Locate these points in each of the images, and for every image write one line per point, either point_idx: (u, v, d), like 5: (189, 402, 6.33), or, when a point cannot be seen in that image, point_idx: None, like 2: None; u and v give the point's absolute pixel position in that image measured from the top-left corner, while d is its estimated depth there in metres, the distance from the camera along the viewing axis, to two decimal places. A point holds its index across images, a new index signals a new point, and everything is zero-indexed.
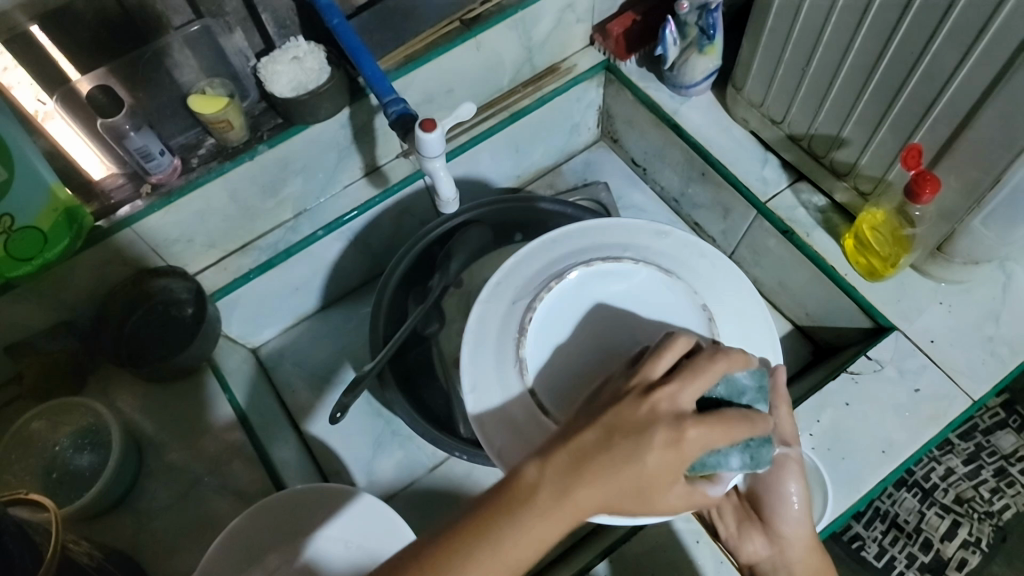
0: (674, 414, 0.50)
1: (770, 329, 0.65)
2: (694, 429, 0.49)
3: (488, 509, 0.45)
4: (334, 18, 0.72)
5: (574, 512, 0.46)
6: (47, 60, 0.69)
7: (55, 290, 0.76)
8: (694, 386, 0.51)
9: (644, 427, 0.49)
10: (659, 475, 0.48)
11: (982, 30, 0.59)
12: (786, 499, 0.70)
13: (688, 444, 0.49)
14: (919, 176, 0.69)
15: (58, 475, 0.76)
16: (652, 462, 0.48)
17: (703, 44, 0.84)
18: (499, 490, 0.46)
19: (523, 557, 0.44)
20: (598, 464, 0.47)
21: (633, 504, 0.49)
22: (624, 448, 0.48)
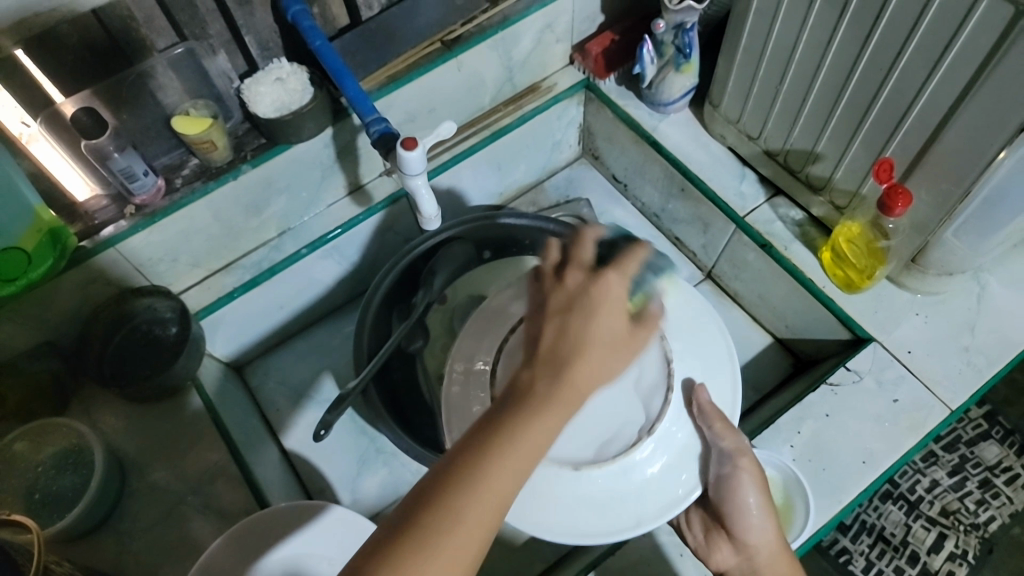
0: (587, 271, 0.52)
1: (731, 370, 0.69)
2: (611, 272, 0.52)
3: (498, 421, 0.45)
4: (316, 40, 0.72)
5: (571, 389, 0.46)
6: (32, 86, 0.70)
7: (38, 310, 0.77)
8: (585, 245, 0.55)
9: (578, 293, 0.50)
10: (620, 323, 0.50)
11: (948, 46, 0.61)
12: (745, 509, 0.68)
13: (613, 284, 0.51)
14: (892, 190, 0.70)
15: (41, 496, 0.75)
16: (603, 313, 0.49)
17: (679, 63, 0.86)
18: (502, 406, 0.46)
19: (537, 442, 0.44)
20: (568, 340, 0.48)
21: (616, 362, 0.50)
22: (574, 317, 0.49)
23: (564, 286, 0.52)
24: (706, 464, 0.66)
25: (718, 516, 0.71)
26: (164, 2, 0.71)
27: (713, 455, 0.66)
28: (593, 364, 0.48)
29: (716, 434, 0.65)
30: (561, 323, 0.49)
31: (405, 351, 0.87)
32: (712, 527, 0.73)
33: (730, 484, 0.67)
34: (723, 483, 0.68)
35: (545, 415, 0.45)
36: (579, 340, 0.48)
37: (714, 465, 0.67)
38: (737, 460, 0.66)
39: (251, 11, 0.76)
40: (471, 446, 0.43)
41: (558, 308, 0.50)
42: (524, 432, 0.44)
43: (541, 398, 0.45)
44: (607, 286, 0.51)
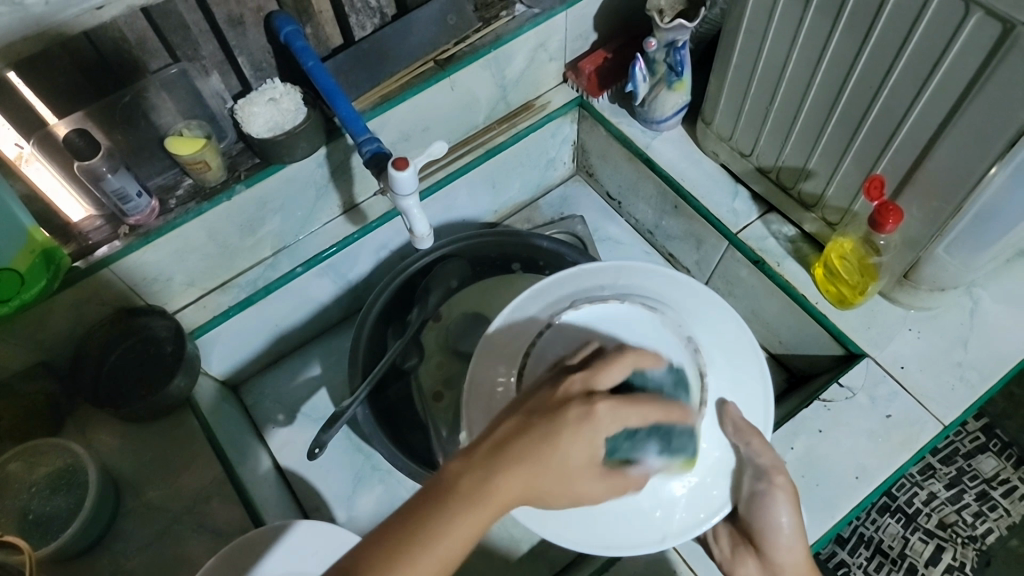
0: (585, 389, 0.52)
1: (764, 387, 0.65)
2: (605, 404, 0.50)
3: (421, 507, 0.46)
4: (308, 60, 0.73)
5: (502, 499, 0.47)
6: (24, 107, 0.70)
7: (31, 331, 0.77)
8: (615, 368, 0.54)
9: (559, 408, 0.50)
10: (581, 464, 0.50)
11: (937, 64, 0.61)
12: (777, 529, 0.66)
13: (604, 417, 0.50)
14: (882, 207, 0.71)
15: (34, 517, 0.74)
16: (571, 442, 0.49)
17: (671, 80, 0.86)
18: (430, 489, 0.47)
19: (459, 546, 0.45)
20: (521, 445, 0.48)
21: (560, 489, 0.50)
22: (537, 431, 0.49)
23: (555, 395, 0.51)
24: (737, 480, 0.63)
25: (748, 533, 0.68)
26: (156, 25, 0.71)
27: (747, 470, 0.63)
28: (537, 482, 0.48)
29: (754, 451, 0.62)
30: (522, 423, 0.50)
31: (399, 369, 0.87)
32: (740, 541, 0.69)
33: (762, 503, 0.65)
34: (756, 502, 0.65)
35: (471, 519, 0.45)
36: (538, 458, 0.48)
37: (748, 479, 0.63)
38: (773, 477, 0.64)
39: (243, 32, 0.77)
40: (407, 522, 0.46)
41: (525, 421, 0.50)
42: (447, 533, 0.45)
43: (468, 497, 0.46)
44: (597, 423, 0.50)
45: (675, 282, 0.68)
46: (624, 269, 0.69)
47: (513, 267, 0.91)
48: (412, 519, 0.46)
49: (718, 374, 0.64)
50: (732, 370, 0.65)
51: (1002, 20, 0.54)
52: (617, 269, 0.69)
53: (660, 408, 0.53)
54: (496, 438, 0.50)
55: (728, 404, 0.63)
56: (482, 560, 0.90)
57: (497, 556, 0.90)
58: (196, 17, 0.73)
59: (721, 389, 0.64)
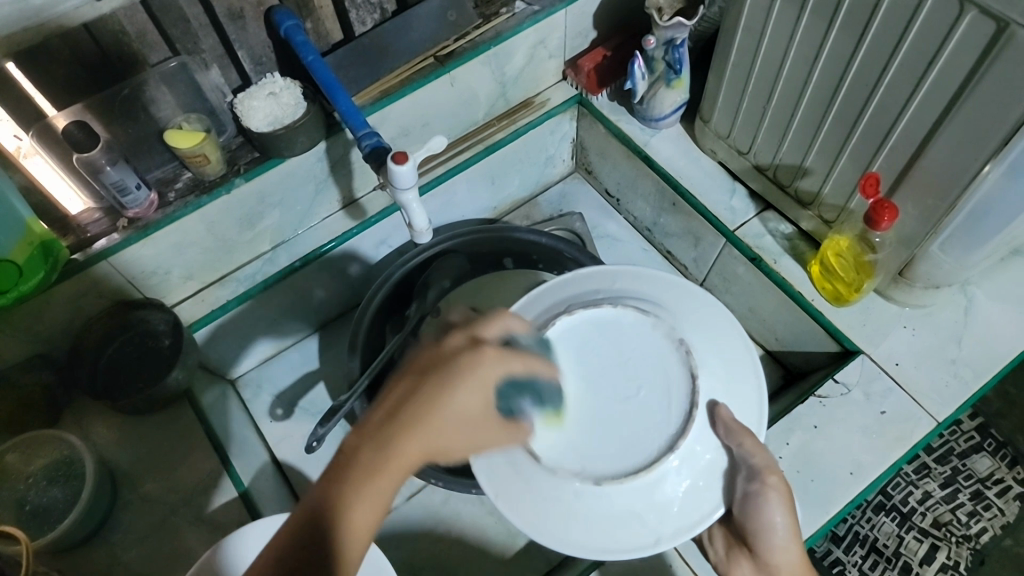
0: (469, 340, 0.53)
1: (756, 386, 0.64)
2: (490, 352, 0.52)
3: (323, 493, 0.47)
4: (308, 55, 0.73)
5: (399, 463, 0.48)
6: (23, 98, 0.70)
7: (29, 323, 0.77)
8: (495, 321, 0.56)
9: (450, 358, 0.51)
10: (473, 409, 0.51)
11: (932, 63, 0.62)
12: (771, 529, 0.65)
13: (488, 361, 0.51)
14: (877, 204, 0.71)
15: (31, 509, 0.74)
16: (473, 390, 0.50)
17: (670, 78, 0.87)
18: (333, 468, 0.48)
19: (363, 519, 0.47)
20: (410, 408, 0.49)
21: (466, 435, 0.51)
22: (434, 389, 0.50)
23: (441, 351, 0.52)
24: (731, 481, 0.62)
25: (741, 534, 0.69)
26: (157, 18, 0.72)
27: (740, 471, 0.62)
28: (438, 444, 0.49)
29: (746, 451, 0.60)
30: (415, 382, 0.51)
31: (398, 363, 0.85)
32: (734, 542, 0.71)
33: (756, 502, 0.64)
34: (749, 505, 0.64)
35: (371, 491, 0.47)
36: (425, 415, 0.49)
37: (741, 482, 0.62)
38: (766, 478, 0.62)
39: (243, 26, 0.77)
40: (319, 504, 0.46)
41: (422, 369, 0.51)
42: (352, 506, 0.46)
43: (367, 470, 0.47)
44: (485, 366, 0.51)
45: (675, 286, 0.68)
46: (621, 273, 0.69)
47: (507, 262, 0.92)
48: (326, 499, 0.47)
49: (710, 375, 0.64)
50: (725, 373, 0.64)
51: (995, 20, 0.55)
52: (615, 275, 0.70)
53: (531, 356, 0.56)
54: (390, 405, 0.50)
55: (720, 406, 0.62)
56: (480, 555, 0.91)
57: (495, 551, 0.91)
58: (197, 11, 0.73)
59: (713, 392, 0.63)
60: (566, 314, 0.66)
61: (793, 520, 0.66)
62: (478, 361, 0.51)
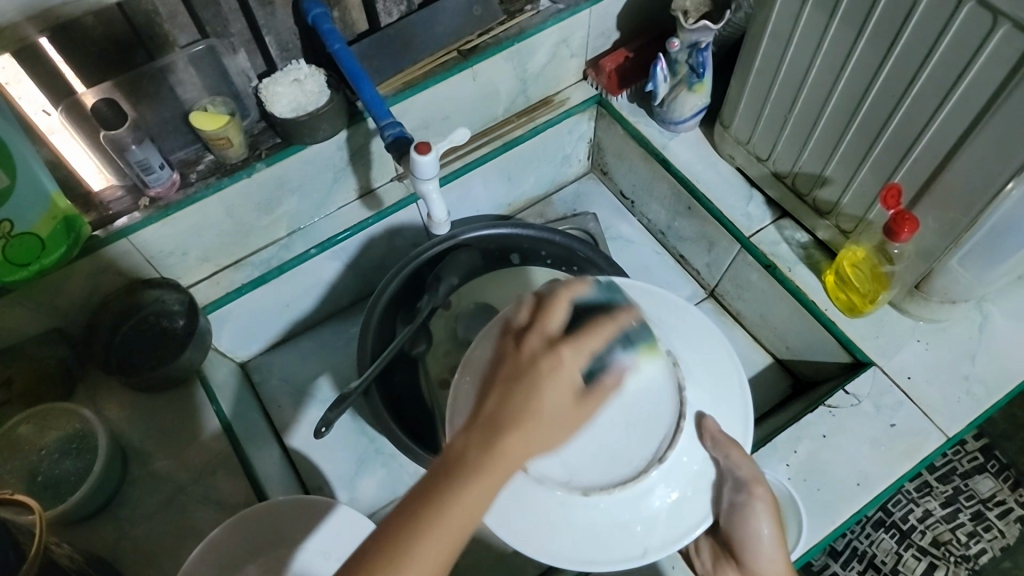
0: (545, 339, 0.53)
1: (741, 398, 0.65)
2: (567, 347, 0.52)
3: (426, 495, 0.45)
4: (334, 44, 0.74)
5: (504, 464, 0.47)
6: (55, 73, 0.71)
7: (49, 297, 0.78)
8: (558, 309, 0.55)
9: (529, 364, 0.51)
10: (565, 409, 0.51)
11: (961, 75, 0.62)
12: (757, 539, 0.67)
13: (567, 360, 0.52)
14: (898, 216, 0.71)
15: (42, 479, 0.76)
16: (554, 379, 0.50)
17: (692, 81, 0.87)
18: (436, 471, 0.46)
19: (470, 511, 0.44)
20: (506, 413, 0.49)
21: (561, 431, 0.50)
22: (521, 383, 0.50)
23: (516, 356, 0.52)
24: (718, 492, 0.63)
25: (727, 544, 0.71)
26: (189, 0, 0.73)
27: (728, 482, 0.63)
28: (534, 438, 0.49)
29: (733, 464, 0.60)
30: (502, 393, 0.50)
31: (408, 356, 0.88)
32: (720, 553, 0.72)
33: (743, 513, 0.66)
34: (738, 513, 0.66)
35: (480, 486, 0.45)
36: (516, 416, 0.48)
37: (728, 491, 0.63)
38: (753, 488, 0.63)
39: (273, 12, 0.78)
40: (416, 507, 0.44)
41: (507, 377, 0.51)
42: (457, 503, 0.44)
43: (472, 470, 0.46)
44: (564, 361, 0.51)
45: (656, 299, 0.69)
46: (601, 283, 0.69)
47: (513, 257, 0.93)
48: (427, 496, 0.45)
49: (698, 385, 0.63)
50: (711, 384, 0.64)
51: None
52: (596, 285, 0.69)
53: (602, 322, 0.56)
54: (488, 408, 0.50)
55: (707, 417, 0.61)
56: (479, 548, 0.91)
57: (493, 546, 0.91)
58: None
59: (700, 402, 0.62)
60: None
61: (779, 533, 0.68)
62: (558, 357, 0.51)
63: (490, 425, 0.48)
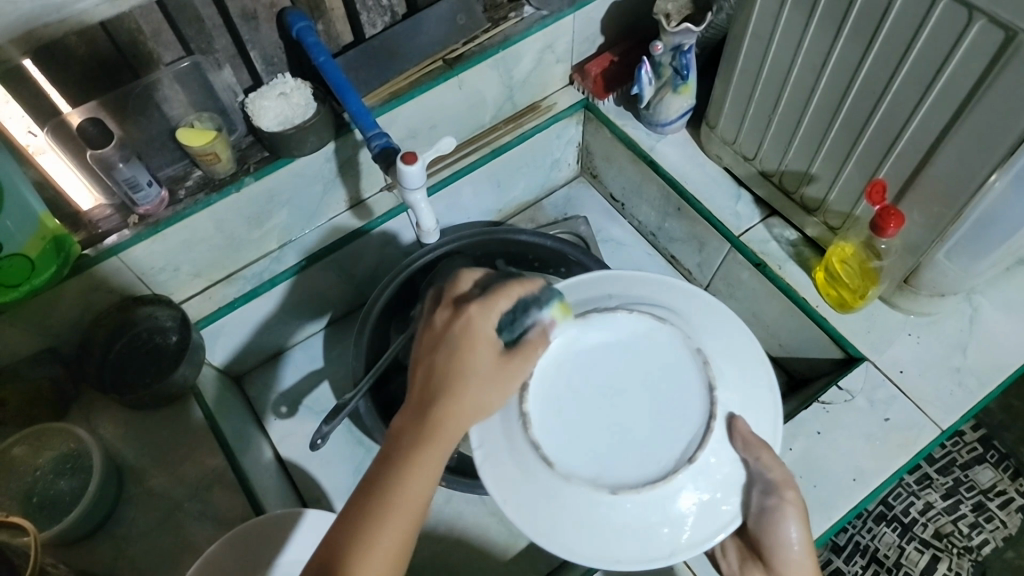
0: (453, 308, 0.59)
1: (770, 390, 0.64)
2: (474, 307, 0.58)
3: (376, 476, 0.52)
4: (319, 56, 0.74)
5: (441, 431, 0.53)
6: (39, 94, 0.71)
7: (40, 317, 0.78)
8: (462, 280, 0.62)
9: (445, 331, 0.57)
10: (493, 370, 0.57)
11: (939, 71, 0.62)
12: (786, 545, 0.65)
13: (477, 320, 0.57)
14: (884, 211, 0.71)
15: (38, 500, 0.75)
16: (472, 343, 0.56)
17: (677, 84, 0.87)
18: (383, 454, 0.54)
19: (414, 493, 0.51)
20: (435, 385, 0.55)
21: (494, 389, 0.57)
22: (443, 351, 0.56)
23: (432, 328, 0.58)
24: (747, 495, 0.61)
25: (755, 547, 0.68)
26: (171, 18, 0.73)
27: (757, 485, 0.61)
28: (465, 407, 0.55)
29: (763, 466, 0.60)
30: (429, 365, 0.56)
31: (403, 364, 0.87)
32: (747, 557, 0.69)
33: (773, 517, 0.63)
34: (765, 518, 0.63)
35: (428, 453, 0.52)
36: (449, 384, 0.55)
37: (757, 495, 0.62)
38: (783, 491, 0.61)
39: (256, 27, 0.78)
40: (367, 491, 0.51)
41: (430, 349, 0.57)
42: (400, 486, 0.51)
43: (416, 442, 0.53)
44: (474, 321, 0.57)
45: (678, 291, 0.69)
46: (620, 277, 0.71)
47: (499, 262, 0.92)
48: (372, 488, 0.51)
49: (725, 383, 0.64)
50: (740, 383, 0.64)
51: (1003, 29, 0.55)
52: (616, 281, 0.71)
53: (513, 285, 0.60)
54: (416, 388, 0.56)
55: (737, 418, 0.62)
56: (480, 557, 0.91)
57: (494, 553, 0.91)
58: (211, 11, 0.74)
59: (729, 403, 0.63)
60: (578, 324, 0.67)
61: (807, 539, 0.66)
62: (465, 321, 0.57)
63: (422, 406, 0.55)
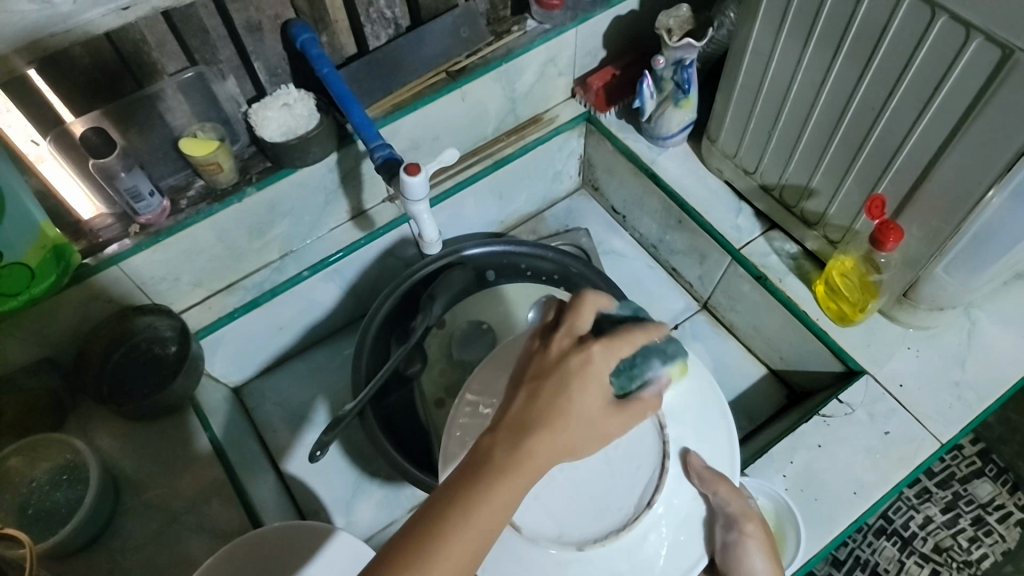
0: (575, 340, 0.54)
1: (728, 428, 0.66)
2: (598, 345, 0.52)
3: (455, 490, 0.46)
4: (323, 68, 0.74)
5: (535, 463, 0.48)
6: (43, 105, 0.71)
7: (38, 326, 0.77)
8: (584, 309, 0.56)
9: (558, 364, 0.52)
10: (593, 417, 0.51)
11: (936, 88, 0.63)
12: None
13: (597, 359, 0.52)
14: (883, 225, 0.72)
15: (33, 511, 0.74)
16: (586, 383, 0.51)
17: (679, 98, 0.88)
18: (469, 469, 0.48)
19: (497, 515, 0.46)
20: (538, 410, 0.50)
21: (592, 438, 0.51)
22: (552, 381, 0.51)
23: (544, 356, 0.53)
24: (711, 529, 0.64)
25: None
26: (176, 28, 0.73)
27: (719, 519, 0.64)
28: (562, 442, 0.49)
29: (722, 499, 0.62)
30: (533, 390, 0.51)
31: (403, 375, 0.88)
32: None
33: (736, 554, 0.67)
34: (730, 550, 0.67)
35: (518, 484, 0.46)
36: (552, 415, 0.49)
37: (721, 530, 0.65)
38: (744, 525, 0.65)
39: (261, 38, 0.78)
40: (444, 505, 0.45)
41: (536, 375, 0.52)
42: (487, 504, 0.45)
43: (505, 469, 0.47)
44: (594, 361, 0.52)
45: None
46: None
47: (489, 275, 0.92)
48: (453, 499, 0.46)
49: (680, 423, 0.64)
50: (695, 422, 0.65)
51: (1000, 46, 0.56)
52: None
53: (636, 329, 0.55)
54: (515, 409, 0.50)
55: (692, 453, 0.63)
56: None
57: None
58: (215, 22, 0.75)
59: (684, 438, 0.64)
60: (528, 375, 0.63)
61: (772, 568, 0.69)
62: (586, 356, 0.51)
63: (518, 431, 0.49)
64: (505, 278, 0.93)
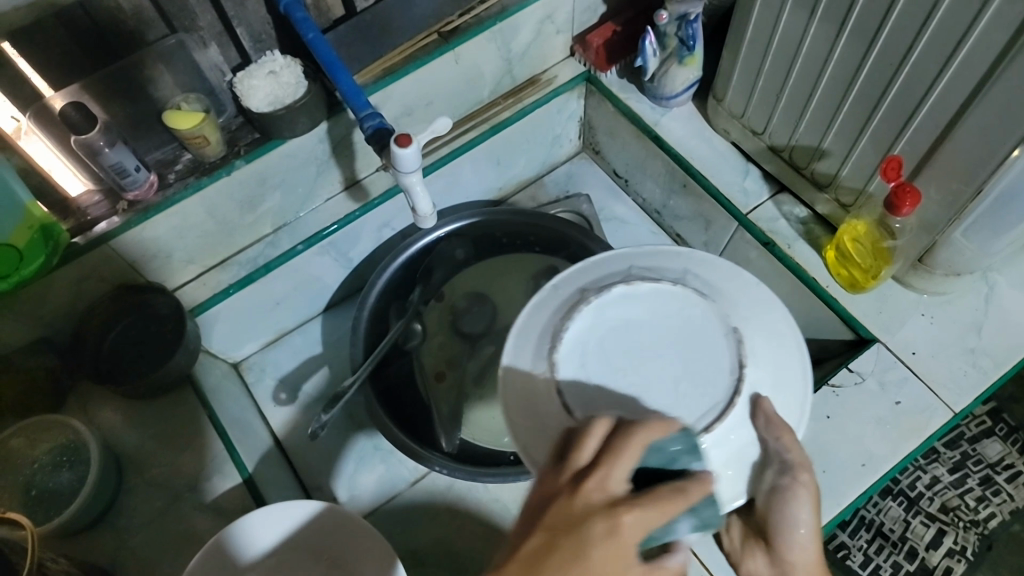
0: (607, 500, 0.48)
1: (806, 377, 0.60)
2: (632, 515, 0.47)
3: None
4: (308, 32, 0.71)
5: None
6: (20, 79, 0.68)
7: (33, 306, 0.76)
8: (608, 450, 0.50)
9: (581, 523, 0.46)
10: None
11: (960, 42, 0.59)
12: (794, 529, 0.62)
13: (629, 533, 0.46)
14: (898, 189, 0.68)
15: (36, 493, 0.74)
16: (602, 562, 0.45)
17: (683, 55, 0.84)
18: None
19: None
20: None
21: None
22: (566, 549, 0.45)
23: (572, 503, 0.48)
24: (759, 476, 0.59)
25: (760, 529, 0.65)
26: None
27: (772, 466, 0.59)
28: None
29: (783, 446, 0.57)
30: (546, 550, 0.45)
31: (401, 349, 0.86)
32: (749, 535, 0.66)
33: (783, 498, 0.60)
34: (775, 496, 0.60)
35: None
36: None
37: (772, 475, 0.59)
38: (799, 473, 0.59)
39: (242, 2, 0.74)
40: None
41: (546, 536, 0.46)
42: None
43: None
44: (622, 534, 0.46)
45: (738, 277, 0.64)
46: (694, 256, 0.66)
47: (459, 253, 0.89)
48: None
49: (758, 363, 0.60)
50: (772, 364, 0.60)
51: None
52: (677, 253, 0.66)
53: (681, 487, 0.49)
54: (521, 558, 0.46)
55: (764, 398, 0.59)
56: None
57: None
58: None
59: (759, 383, 0.59)
60: (625, 282, 0.62)
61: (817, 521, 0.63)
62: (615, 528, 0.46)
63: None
64: (478, 251, 0.90)
